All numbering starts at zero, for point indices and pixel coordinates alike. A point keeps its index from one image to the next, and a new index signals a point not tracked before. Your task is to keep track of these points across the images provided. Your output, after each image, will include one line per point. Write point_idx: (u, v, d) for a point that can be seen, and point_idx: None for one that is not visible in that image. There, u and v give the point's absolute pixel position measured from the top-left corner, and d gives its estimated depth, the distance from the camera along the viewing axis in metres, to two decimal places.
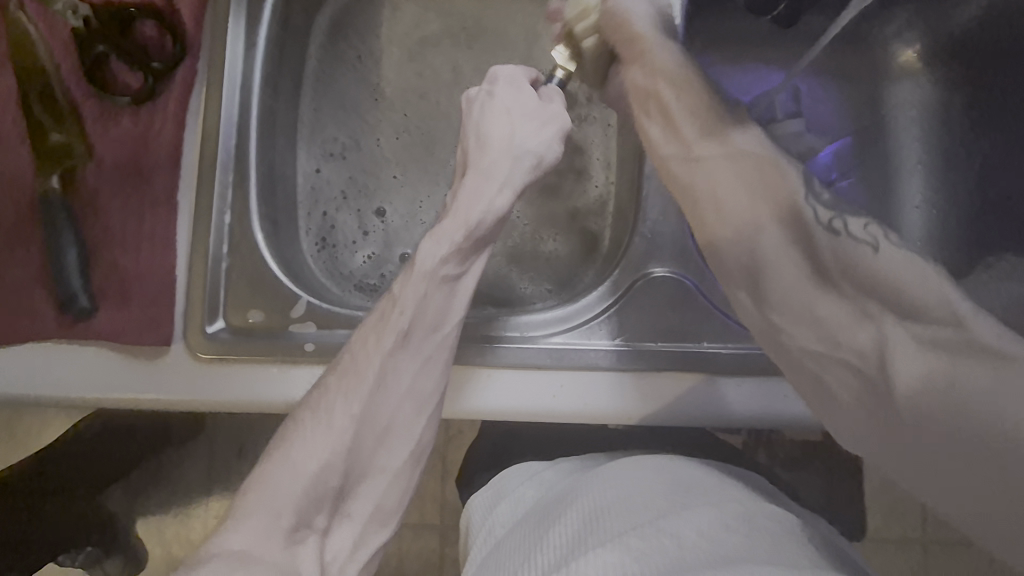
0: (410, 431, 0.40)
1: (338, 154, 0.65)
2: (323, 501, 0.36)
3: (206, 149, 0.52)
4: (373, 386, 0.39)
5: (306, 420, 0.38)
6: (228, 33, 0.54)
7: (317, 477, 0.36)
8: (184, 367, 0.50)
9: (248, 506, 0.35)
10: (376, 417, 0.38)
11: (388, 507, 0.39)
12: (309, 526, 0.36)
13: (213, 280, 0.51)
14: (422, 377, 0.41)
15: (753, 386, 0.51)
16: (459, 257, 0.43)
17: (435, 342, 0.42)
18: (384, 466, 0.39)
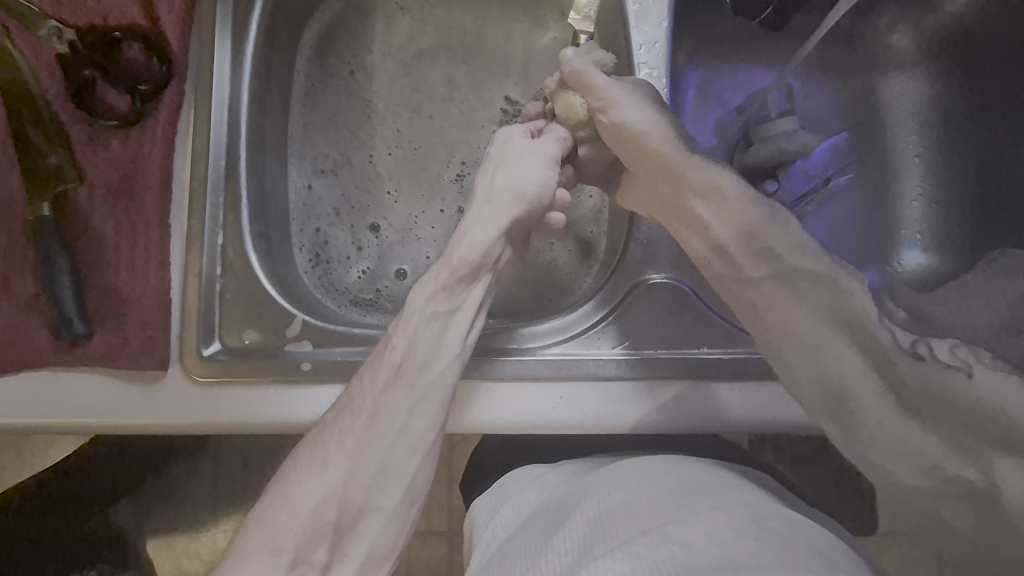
0: (404, 471, 0.37)
1: (329, 170, 0.64)
2: (321, 537, 0.34)
3: (196, 170, 0.52)
4: (368, 420, 0.37)
5: (303, 458, 0.37)
6: (215, 53, 0.54)
7: (312, 513, 0.34)
8: (181, 389, 0.49)
9: (247, 546, 0.34)
10: (371, 454, 0.36)
11: (383, 550, 0.36)
12: (310, 561, 0.34)
13: (208, 301, 0.50)
14: (419, 413, 0.39)
15: (754, 391, 0.49)
16: (447, 294, 0.41)
17: (429, 377, 0.40)
18: (381, 506, 0.36)
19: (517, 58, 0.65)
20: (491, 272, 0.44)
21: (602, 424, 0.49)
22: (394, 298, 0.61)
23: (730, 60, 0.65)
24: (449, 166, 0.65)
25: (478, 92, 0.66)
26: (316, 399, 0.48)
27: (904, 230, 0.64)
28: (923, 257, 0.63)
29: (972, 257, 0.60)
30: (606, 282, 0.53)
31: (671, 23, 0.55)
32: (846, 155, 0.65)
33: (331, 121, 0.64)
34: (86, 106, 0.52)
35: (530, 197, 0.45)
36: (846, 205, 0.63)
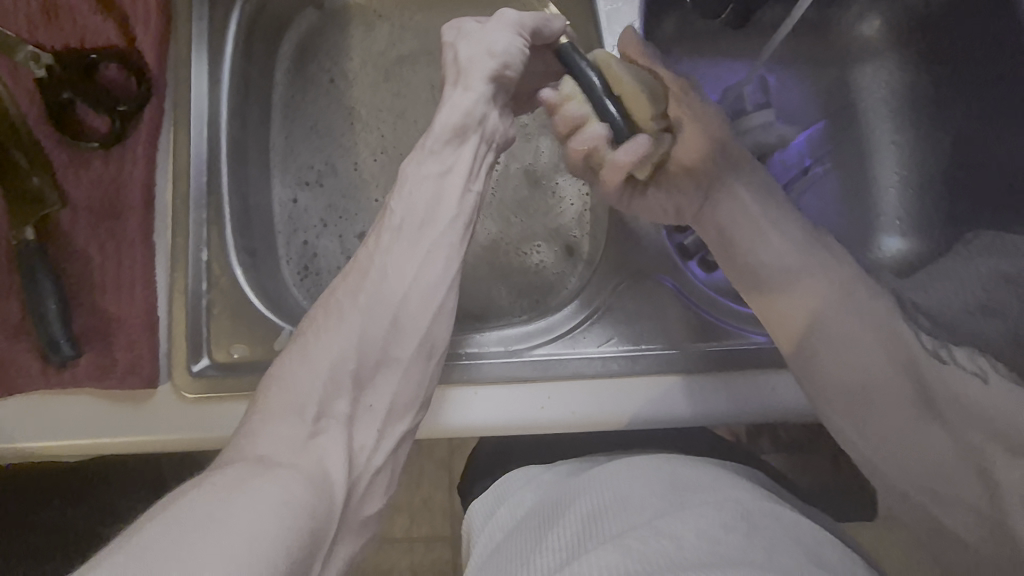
0: (417, 323, 0.41)
1: (313, 181, 0.63)
2: (341, 388, 0.37)
3: (178, 188, 0.52)
4: (375, 277, 0.40)
5: (319, 318, 0.39)
6: (191, 70, 0.53)
7: (333, 367, 0.37)
8: (171, 406, 0.49)
9: (269, 404, 0.36)
10: (382, 308, 0.40)
11: (404, 398, 0.41)
12: (331, 413, 0.37)
13: (195, 317, 0.51)
14: (429, 264, 0.42)
15: (741, 384, 0.50)
16: (439, 159, 0.45)
17: (435, 230, 0.43)
18: (398, 356, 0.40)
19: None
20: (480, 139, 0.47)
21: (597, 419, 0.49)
22: None
23: (704, 56, 0.66)
24: None
25: None
26: None
27: (882, 215, 0.65)
28: (903, 242, 0.64)
29: (952, 235, 0.61)
30: (590, 283, 0.54)
31: (641, 23, 0.56)
32: (823, 144, 0.66)
33: (312, 132, 0.63)
34: (66, 129, 0.52)
35: (501, 57, 0.46)
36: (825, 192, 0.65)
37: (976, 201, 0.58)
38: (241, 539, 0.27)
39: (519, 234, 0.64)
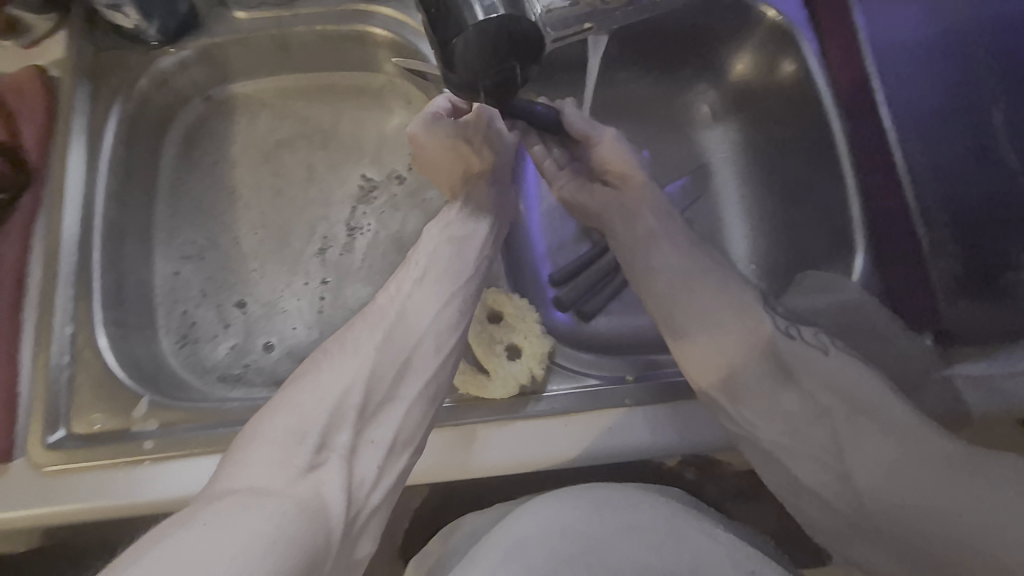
0: (423, 367, 0.46)
1: (195, 255, 0.66)
2: (343, 419, 0.42)
3: (48, 267, 0.55)
4: (391, 322, 0.47)
5: (333, 351, 0.46)
6: (68, 160, 0.58)
7: (339, 397, 0.43)
8: (24, 481, 0.50)
9: (271, 431, 0.40)
10: (394, 346, 0.46)
11: (405, 435, 0.44)
12: (330, 446, 0.41)
13: (56, 391, 0.52)
14: (439, 316, 0.48)
15: (573, 430, 0.50)
16: (460, 223, 0.55)
17: (442, 288, 0.50)
18: (403, 395, 0.45)
19: (376, 141, 0.70)
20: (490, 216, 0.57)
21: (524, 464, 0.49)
22: (260, 371, 0.62)
23: None
24: (311, 241, 0.67)
25: (336, 174, 0.69)
26: (153, 483, 0.49)
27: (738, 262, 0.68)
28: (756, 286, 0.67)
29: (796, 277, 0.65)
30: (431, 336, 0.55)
31: None
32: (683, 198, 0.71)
33: (197, 210, 0.67)
34: None
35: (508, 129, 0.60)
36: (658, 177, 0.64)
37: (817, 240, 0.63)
38: (230, 568, 0.32)
39: None
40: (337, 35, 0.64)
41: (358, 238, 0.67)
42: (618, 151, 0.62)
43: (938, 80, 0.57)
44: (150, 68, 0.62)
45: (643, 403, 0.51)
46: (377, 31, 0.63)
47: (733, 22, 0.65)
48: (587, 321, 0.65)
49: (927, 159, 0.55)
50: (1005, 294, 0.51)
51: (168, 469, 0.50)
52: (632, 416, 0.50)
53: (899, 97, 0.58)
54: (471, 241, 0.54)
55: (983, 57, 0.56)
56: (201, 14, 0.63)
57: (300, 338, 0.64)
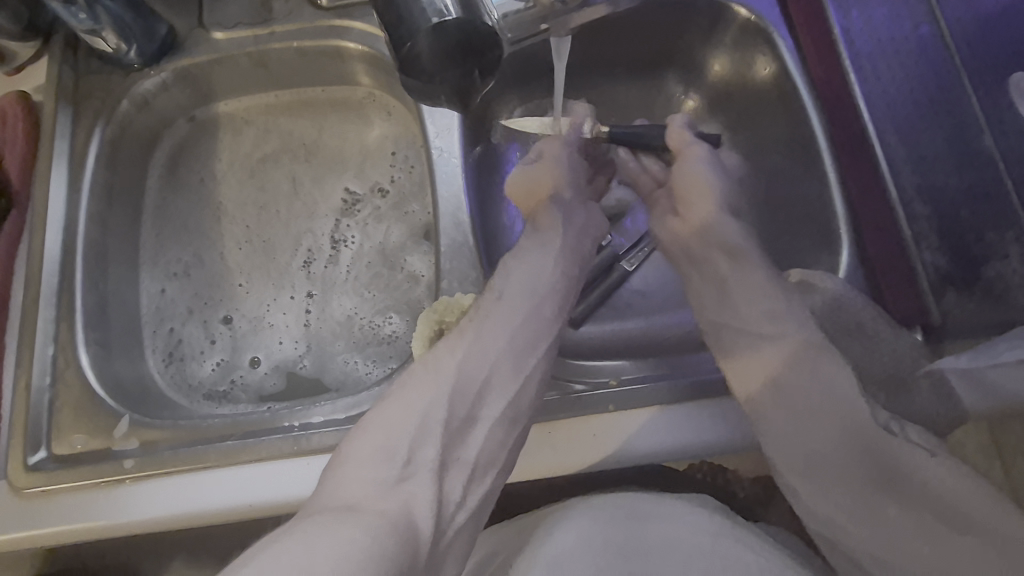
0: (505, 386, 0.45)
1: (181, 273, 0.66)
2: (428, 437, 0.41)
3: (31, 289, 0.55)
4: (473, 341, 0.45)
5: (417, 370, 0.44)
6: (52, 184, 0.58)
7: (424, 414, 0.41)
8: (7, 504, 0.50)
9: (357, 450, 0.40)
10: (478, 366, 0.44)
11: (487, 455, 0.43)
12: (416, 464, 0.40)
13: (38, 412, 0.52)
14: (521, 337, 0.47)
15: (561, 435, 0.52)
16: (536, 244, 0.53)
17: (522, 308, 0.49)
18: (486, 414, 0.44)
19: (359, 153, 0.70)
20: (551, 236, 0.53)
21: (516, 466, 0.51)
22: (249, 387, 0.63)
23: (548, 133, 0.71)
24: (296, 255, 0.67)
25: (320, 188, 0.69)
26: (138, 502, 0.49)
27: None
28: None
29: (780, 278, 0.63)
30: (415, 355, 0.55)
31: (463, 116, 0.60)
32: None
33: (182, 228, 0.68)
34: None
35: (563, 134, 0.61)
36: (726, 201, 0.58)
37: (803, 236, 0.62)
38: None
39: (372, 307, 0.65)
40: (314, 52, 0.65)
41: (342, 250, 0.67)
42: (693, 184, 0.59)
43: (916, 72, 0.57)
44: (131, 90, 0.63)
45: (631, 406, 0.52)
46: (352, 45, 0.63)
47: (704, 22, 0.66)
48: (576, 328, 0.64)
49: (917, 175, 0.54)
50: (989, 289, 0.51)
51: (153, 487, 0.50)
52: (637, 418, 0.51)
53: (877, 90, 0.57)
54: (550, 260, 0.52)
55: (956, 50, 0.57)
56: (180, 35, 0.64)
57: (286, 352, 0.64)
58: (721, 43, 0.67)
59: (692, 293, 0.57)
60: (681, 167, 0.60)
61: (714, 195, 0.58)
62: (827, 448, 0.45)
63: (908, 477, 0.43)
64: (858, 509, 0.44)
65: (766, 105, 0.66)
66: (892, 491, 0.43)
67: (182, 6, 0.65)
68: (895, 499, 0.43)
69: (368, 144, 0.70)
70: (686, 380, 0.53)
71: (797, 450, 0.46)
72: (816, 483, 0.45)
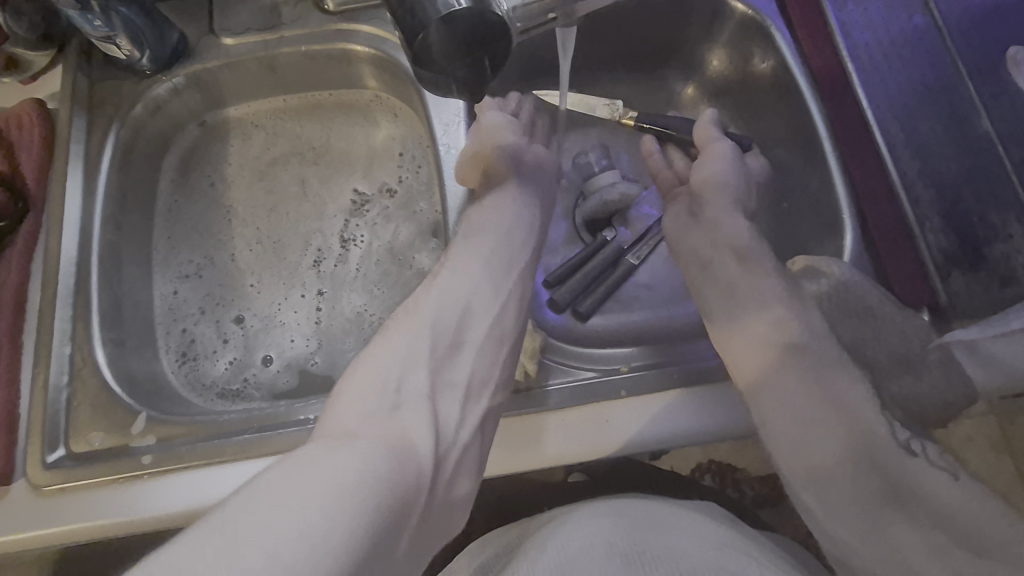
0: (484, 312, 0.53)
1: (192, 274, 0.67)
2: (415, 365, 0.46)
3: (47, 289, 0.56)
4: (445, 282, 0.53)
5: (399, 317, 0.51)
6: (68, 187, 0.60)
7: (411, 350, 0.47)
8: (25, 502, 0.50)
9: (352, 389, 0.44)
10: (454, 299, 0.52)
11: (479, 374, 0.50)
12: (410, 389, 0.45)
13: (55, 409, 0.53)
14: (488, 269, 0.54)
15: (573, 422, 0.51)
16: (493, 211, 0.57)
17: (491, 246, 0.55)
18: (472, 339, 0.51)
19: (366, 154, 0.71)
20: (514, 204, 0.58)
21: (526, 462, 0.51)
22: (262, 385, 0.63)
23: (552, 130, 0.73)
24: (306, 254, 0.68)
25: (328, 189, 0.71)
26: (155, 498, 0.50)
27: None
28: None
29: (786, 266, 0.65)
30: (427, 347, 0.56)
31: (468, 113, 0.61)
32: None
33: (194, 230, 0.69)
34: None
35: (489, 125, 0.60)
36: (737, 202, 0.60)
37: (807, 224, 0.63)
38: (320, 510, 0.32)
39: (381, 305, 0.66)
40: (322, 55, 0.66)
41: (350, 250, 0.68)
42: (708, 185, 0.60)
43: (913, 61, 0.58)
44: (144, 95, 0.64)
45: (644, 392, 0.52)
46: (359, 48, 0.65)
47: (704, 18, 0.67)
48: (584, 321, 0.64)
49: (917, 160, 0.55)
50: (995, 269, 0.51)
51: (169, 483, 0.50)
52: (649, 405, 0.51)
53: (876, 79, 0.58)
54: (513, 213, 0.58)
55: (950, 38, 0.58)
56: (191, 42, 0.65)
57: (299, 350, 0.65)
58: (719, 39, 0.69)
59: (698, 296, 0.57)
60: (698, 167, 0.62)
61: (725, 195, 0.59)
62: (828, 466, 0.46)
63: (909, 490, 0.43)
64: (863, 527, 0.43)
65: (765, 98, 0.67)
66: (903, 504, 0.43)
67: (193, 14, 0.66)
68: (902, 516, 0.43)
69: (375, 145, 0.72)
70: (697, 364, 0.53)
71: (803, 465, 0.46)
72: (824, 498, 0.45)
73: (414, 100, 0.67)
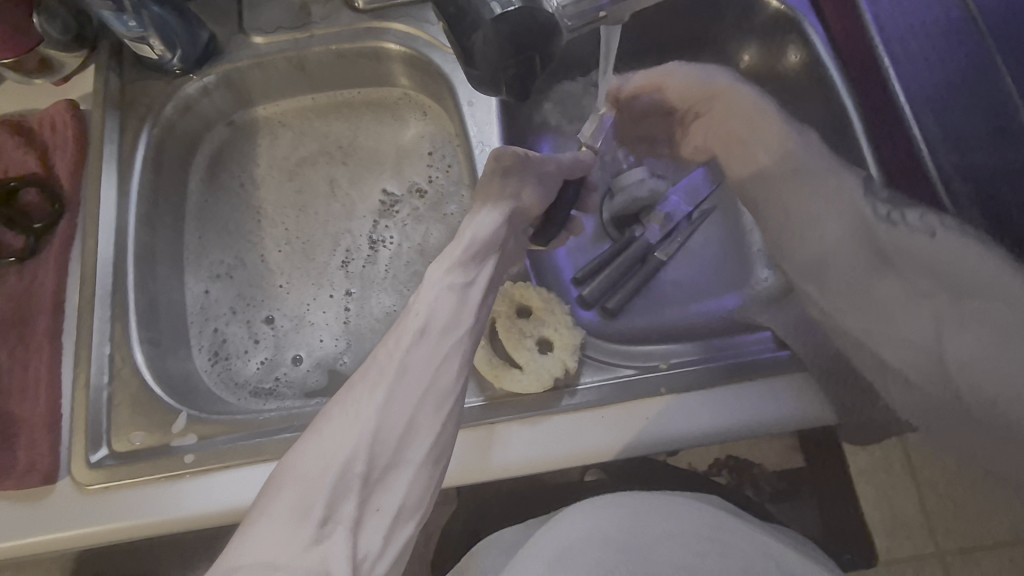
0: (432, 425, 0.37)
1: (223, 274, 0.67)
2: (349, 488, 0.33)
3: (86, 289, 0.57)
4: (394, 377, 0.36)
5: (332, 412, 0.36)
6: (103, 186, 0.60)
7: (343, 463, 0.34)
8: (70, 499, 0.51)
9: (268, 510, 0.32)
10: (405, 403, 0.36)
11: (413, 501, 0.36)
12: (336, 516, 0.33)
13: (97, 408, 0.53)
14: (444, 373, 0.38)
15: (613, 420, 0.52)
16: (462, 268, 0.42)
17: (454, 336, 0.39)
18: (410, 458, 0.36)
19: (396, 153, 0.71)
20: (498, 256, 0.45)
21: (558, 459, 0.51)
22: (294, 384, 0.63)
23: None
24: (334, 254, 0.68)
25: (359, 188, 0.71)
26: (196, 497, 0.50)
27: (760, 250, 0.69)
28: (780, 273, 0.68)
29: None
30: None
31: (499, 113, 0.61)
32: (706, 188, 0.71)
33: (223, 230, 0.69)
34: None
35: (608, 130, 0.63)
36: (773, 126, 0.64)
37: None
38: None
39: None
40: (352, 53, 0.66)
41: (380, 250, 0.68)
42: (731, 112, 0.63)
43: None
44: (176, 95, 0.64)
45: (678, 390, 0.53)
46: (392, 46, 0.65)
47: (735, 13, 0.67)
48: (612, 318, 0.64)
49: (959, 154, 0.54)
50: None
51: (210, 482, 0.50)
52: (665, 404, 0.52)
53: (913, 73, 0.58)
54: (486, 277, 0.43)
55: None
56: (222, 42, 0.65)
57: (329, 349, 0.65)
58: (752, 36, 0.69)
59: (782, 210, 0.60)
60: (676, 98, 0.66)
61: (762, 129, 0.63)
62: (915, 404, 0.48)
63: None
64: None
65: (799, 93, 0.67)
66: None
67: (223, 14, 0.66)
68: None
69: (404, 145, 0.72)
70: (737, 357, 0.54)
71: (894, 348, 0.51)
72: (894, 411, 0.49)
73: (446, 98, 0.67)
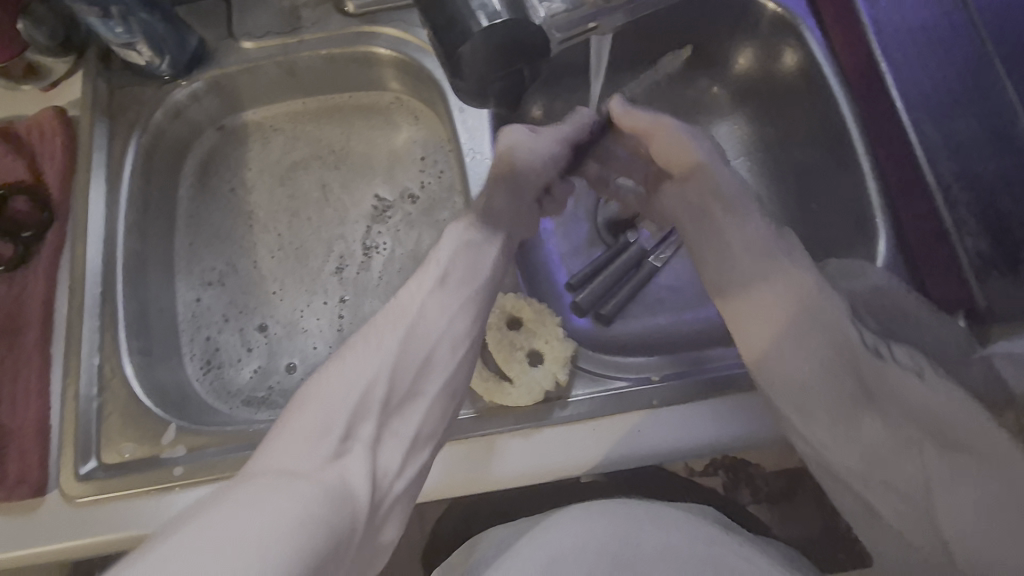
0: (447, 364, 0.41)
1: (215, 281, 0.67)
2: (368, 410, 0.37)
3: (75, 300, 0.56)
4: (414, 319, 0.41)
5: (355, 344, 0.39)
6: (91, 194, 0.59)
7: (365, 386, 0.37)
8: (61, 511, 0.50)
9: (295, 422, 0.35)
10: (423, 341, 0.40)
11: (426, 432, 0.40)
12: (355, 435, 0.36)
13: (86, 420, 0.53)
14: (459, 319, 0.42)
15: (605, 432, 0.51)
16: (477, 230, 0.47)
17: (471, 287, 0.44)
18: (425, 392, 0.40)
19: (388, 158, 0.71)
20: (508, 227, 0.49)
21: (551, 470, 0.51)
22: (286, 392, 0.63)
23: None
24: (327, 260, 0.68)
25: (351, 193, 0.70)
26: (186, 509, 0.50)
27: None
28: None
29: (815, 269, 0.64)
30: None
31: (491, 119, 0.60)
32: None
33: (214, 237, 0.68)
34: None
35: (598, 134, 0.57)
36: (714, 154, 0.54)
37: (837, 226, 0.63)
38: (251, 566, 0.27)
39: None
40: (342, 58, 0.65)
41: (373, 256, 0.68)
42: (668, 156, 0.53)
43: (946, 57, 0.56)
44: (165, 101, 0.64)
45: (671, 402, 0.52)
46: (382, 51, 0.64)
47: (731, 15, 0.66)
48: (607, 325, 0.63)
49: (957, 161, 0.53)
50: None
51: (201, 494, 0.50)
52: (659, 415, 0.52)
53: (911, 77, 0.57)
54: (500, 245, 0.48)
55: (986, 32, 0.55)
56: (210, 47, 0.65)
57: (321, 356, 0.64)
58: (748, 38, 0.67)
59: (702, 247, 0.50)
60: None
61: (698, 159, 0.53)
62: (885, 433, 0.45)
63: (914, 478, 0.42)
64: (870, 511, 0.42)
65: (796, 97, 0.66)
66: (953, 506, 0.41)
67: (212, 18, 0.66)
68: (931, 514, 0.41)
69: (397, 150, 0.71)
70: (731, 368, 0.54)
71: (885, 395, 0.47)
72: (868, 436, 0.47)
73: (437, 103, 0.66)
